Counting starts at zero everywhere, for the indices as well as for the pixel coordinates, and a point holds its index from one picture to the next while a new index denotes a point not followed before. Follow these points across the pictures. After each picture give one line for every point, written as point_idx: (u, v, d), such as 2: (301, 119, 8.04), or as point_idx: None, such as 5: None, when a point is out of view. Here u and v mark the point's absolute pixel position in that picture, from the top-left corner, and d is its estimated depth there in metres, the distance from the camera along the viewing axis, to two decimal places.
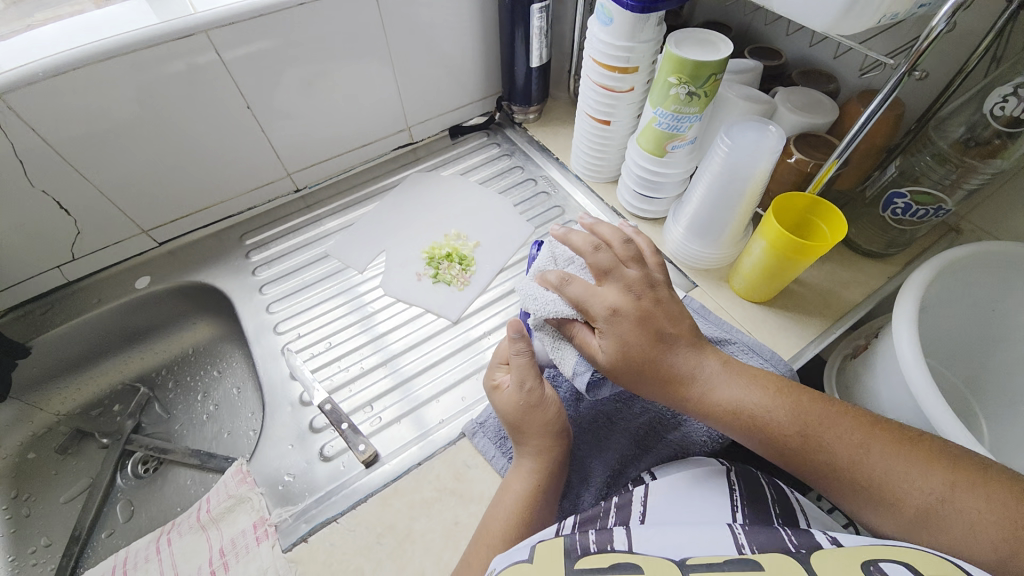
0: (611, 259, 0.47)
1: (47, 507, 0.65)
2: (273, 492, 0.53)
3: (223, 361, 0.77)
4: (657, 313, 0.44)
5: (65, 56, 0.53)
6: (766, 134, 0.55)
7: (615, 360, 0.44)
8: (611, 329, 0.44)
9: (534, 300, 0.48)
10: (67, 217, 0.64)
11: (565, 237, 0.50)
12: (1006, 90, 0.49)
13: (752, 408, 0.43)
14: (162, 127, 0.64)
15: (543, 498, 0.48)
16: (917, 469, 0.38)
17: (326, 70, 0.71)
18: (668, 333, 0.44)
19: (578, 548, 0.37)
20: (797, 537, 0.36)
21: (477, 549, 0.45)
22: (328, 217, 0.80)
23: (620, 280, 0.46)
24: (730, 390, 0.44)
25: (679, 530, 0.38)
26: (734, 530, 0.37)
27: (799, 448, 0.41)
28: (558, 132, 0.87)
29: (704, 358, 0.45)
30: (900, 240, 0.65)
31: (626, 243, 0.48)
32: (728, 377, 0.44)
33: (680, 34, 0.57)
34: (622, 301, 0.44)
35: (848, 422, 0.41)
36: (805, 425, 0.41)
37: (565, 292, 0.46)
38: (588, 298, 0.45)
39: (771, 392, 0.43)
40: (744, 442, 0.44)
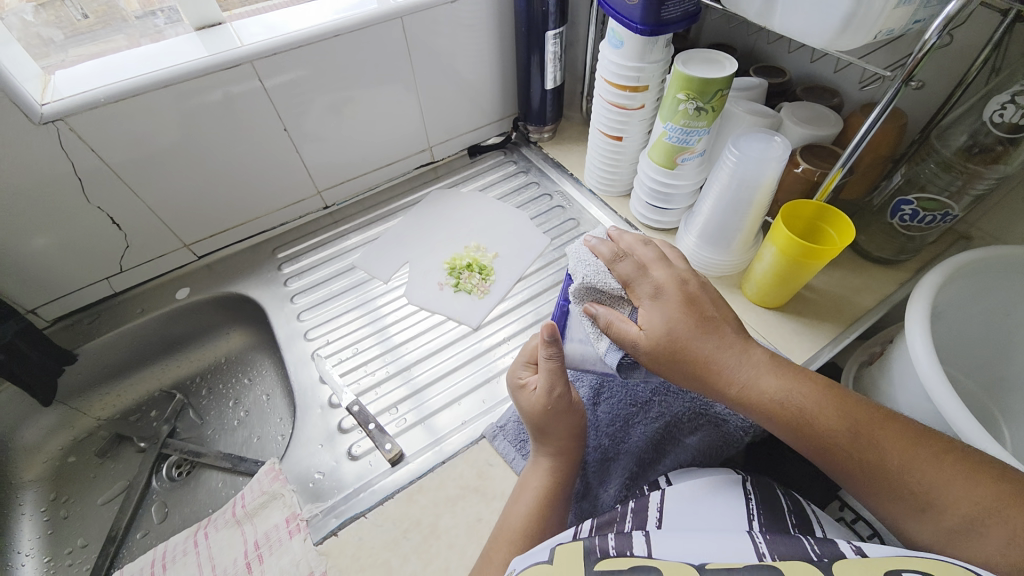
0: (662, 254, 0.50)
1: (85, 508, 0.68)
2: (303, 489, 0.56)
3: (253, 370, 0.80)
4: (701, 297, 0.47)
5: (124, 85, 0.59)
6: (772, 144, 0.58)
7: (655, 338, 0.45)
8: (656, 308, 0.46)
9: (585, 264, 0.49)
10: (118, 231, 0.69)
11: (618, 233, 0.53)
12: (1004, 98, 0.51)
13: (797, 400, 0.44)
14: (205, 149, 0.69)
15: (555, 505, 0.49)
16: (965, 478, 0.38)
17: (353, 96, 0.76)
18: (711, 317, 0.47)
19: (597, 548, 0.39)
20: (820, 546, 0.37)
21: (498, 545, 0.46)
22: (352, 232, 0.85)
23: (666, 268, 0.49)
24: (773, 382, 0.45)
25: (699, 536, 0.39)
26: (755, 538, 0.38)
27: (841, 443, 0.42)
28: (571, 150, 0.91)
29: (750, 350, 0.46)
30: (910, 246, 0.66)
31: (672, 252, 0.51)
32: (774, 370, 0.45)
33: (687, 54, 0.60)
34: (668, 282, 0.48)
35: (896, 426, 0.42)
36: (850, 423, 0.42)
37: (618, 267, 0.48)
38: (637, 276, 0.48)
39: (815, 389, 0.44)
40: (784, 435, 0.44)
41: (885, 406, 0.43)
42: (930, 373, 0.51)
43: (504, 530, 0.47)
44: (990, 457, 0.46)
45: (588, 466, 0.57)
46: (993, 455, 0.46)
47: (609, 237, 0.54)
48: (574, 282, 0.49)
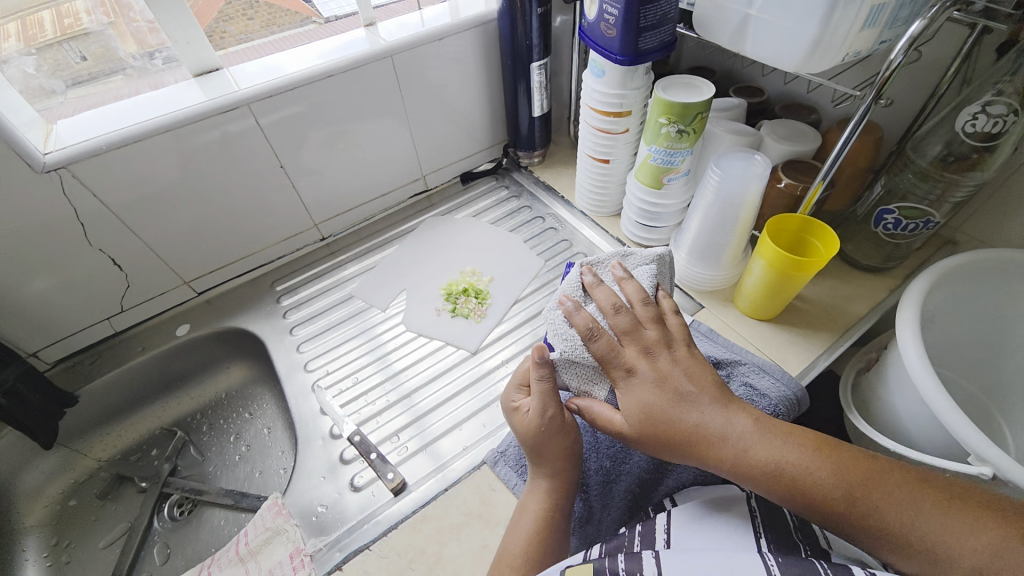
0: (634, 322, 0.50)
1: (87, 552, 0.67)
2: (307, 522, 0.55)
3: (254, 403, 0.81)
4: (675, 373, 0.47)
5: (125, 131, 0.61)
6: (752, 163, 0.60)
7: (637, 423, 0.47)
8: (631, 392, 0.48)
9: (562, 339, 0.52)
10: (119, 271, 0.71)
11: (593, 286, 0.53)
12: (974, 108, 0.53)
13: (792, 470, 0.42)
14: (204, 188, 0.71)
15: (554, 530, 0.49)
16: (966, 530, 0.38)
17: (346, 130, 0.78)
18: (688, 393, 0.46)
19: (608, 572, 0.41)
20: (834, 570, 0.37)
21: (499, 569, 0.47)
22: (349, 262, 0.86)
23: (639, 343, 0.49)
24: (764, 449, 0.43)
25: (707, 558, 0.39)
26: (765, 558, 0.38)
27: (843, 509, 0.41)
28: (561, 173, 0.93)
29: (735, 418, 0.45)
30: (897, 253, 0.68)
31: (647, 310, 0.51)
32: (763, 436, 0.44)
33: (666, 80, 0.63)
34: (639, 363, 0.48)
35: (891, 482, 0.41)
36: (848, 487, 0.41)
37: (592, 346, 0.49)
38: (611, 356, 0.49)
39: (807, 450, 0.43)
40: (783, 504, 0.43)
41: (875, 456, 0.43)
42: (925, 379, 0.52)
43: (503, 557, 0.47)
44: (989, 459, 0.47)
45: (590, 490, 0.56)
46: (992, 458, 0.46)
47: (587, 291, 0.54)
48: (554, 355, 0.52)
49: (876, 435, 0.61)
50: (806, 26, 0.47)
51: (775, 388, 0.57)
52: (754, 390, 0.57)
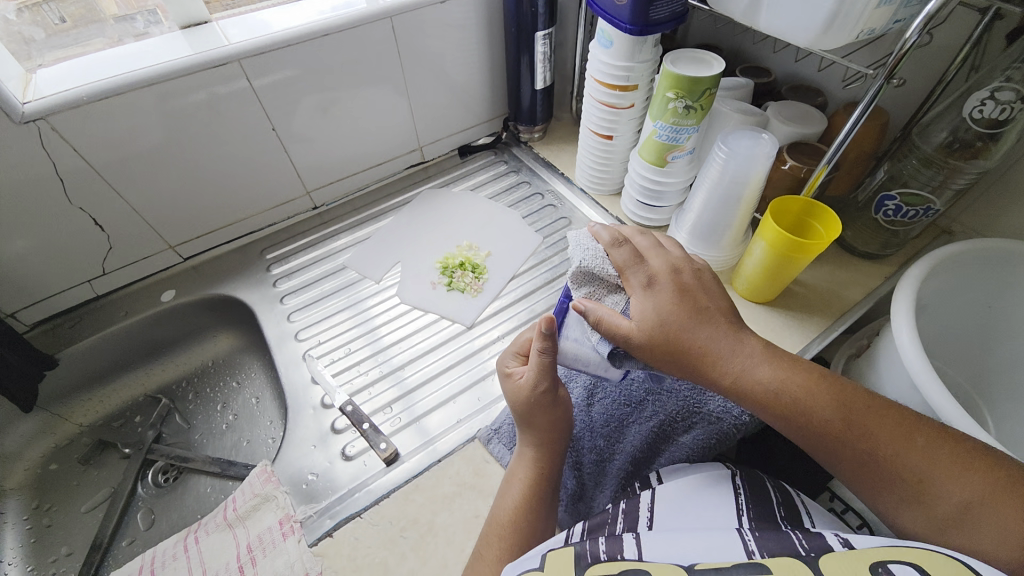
0: (654, 242, 0.52)
1: (68, 516, 0.66)
2: (296, 490, 0.55)
3: (241, 373, 0.79)
4: (693, 290, 0.48)
5: (107, 83, 0.58)
6: (759, 141, 0.59)
7: (649, 329, 0.46)
8: (647, 298, 0.48)
9: (584, 249, 0.51)
10: (101, 233, 0.68)
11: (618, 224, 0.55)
12: (983, 94, 0.53)
13: (795, 390, 0.44)
14: (190, 148, 0.68)
15: (540, 501, 0.49)
16: (954, 469, 0.38)
17: (341, 96, 0.75)
18: (704, 309, 0.47)
19: (588, 554, 0.39)
20: (808, 540, 0.37)
21: (488, 543, 0.46)
22: (341, 233, 0.84)
23: (661, 259, 0.51)
24: (769, 370, 0.45)
25: (687, 537, 0.39)
26: (744, 536, 0.38)
27: (841, 433, 0.42)
28: (562, 149, 0.92)
29: (744, 340, 0.47)
30: (894, 240, 0.68)
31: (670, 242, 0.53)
32: (769, 357, 0.46)
33: (675, 53, 0.61)
34: (659, 274, 0.49)
35: (889, 417, 0.42)
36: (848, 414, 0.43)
37: (615, 252, 0.50)
38: (632, 264, 0.49)
39: (809, 378, 0.45)
40: (779, 425, 0.45)
41: (878, 396, 0.44)
42: (917, 363, 0.52)
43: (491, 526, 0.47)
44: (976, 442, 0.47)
45: (584, 469, 0.57)
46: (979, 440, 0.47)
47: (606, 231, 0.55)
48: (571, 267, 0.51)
49: None
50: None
51: None
52: None
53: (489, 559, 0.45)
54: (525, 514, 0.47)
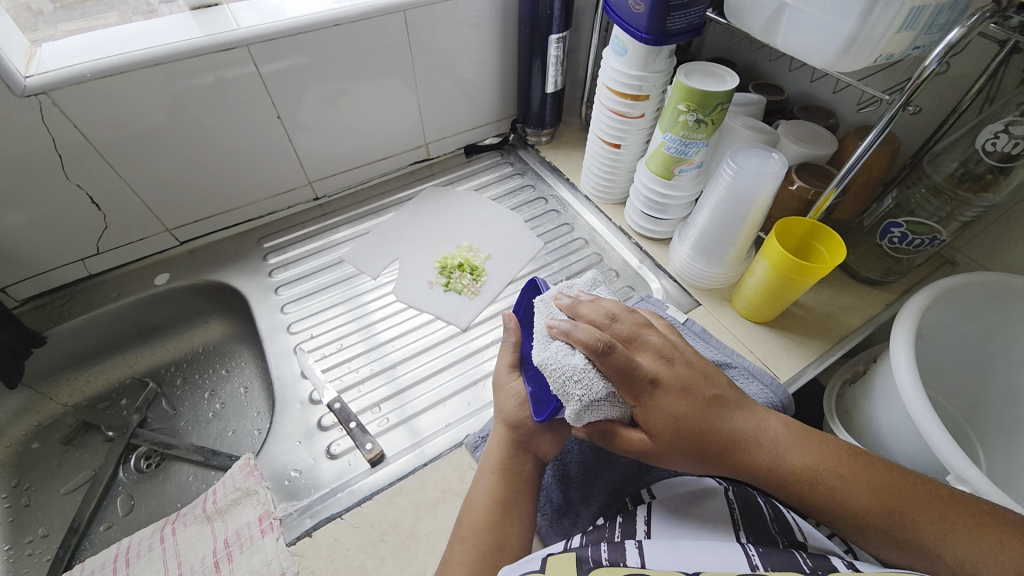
0: (633, 329, 0.47)
1: (47, 497, 0.65)
2: (278, 486, 0.54)
3: (231, 361, 0.78)
4: (693, 377, 0.46)
5: (112, 61, 0.57)
6: (769, 160, 0.58)
7: (672, 435, 0.44)
8: (659, 404, 0.44)
9: (577, 381, 0.43)
10: (98, 212, 0.67)
11: (569, 332, 0.45)
12: (997, 127, 0.52)
13: (827, 478, 0.44)
14: (193, 132, 0.67)
15: (513, 499, 0.49)
16: (989, 541, 0.39)
17: (350, 87, 0.75)
18: (714, 399, 0.46)
19: (589, 558, 0.39)
20: (812, 560, 0.37)
21: (455, 552, 0.46)
22: (342, 226, 0.83)
23: (650, 348, 0.46)
24: (795, 454, 0.45)
25: (691, 548, 0.39)
26: (748, 551, 0.38)
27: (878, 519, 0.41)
28: (569, 155, 0.91)
29: (769, 424, 0.47)
30: (897, 268, 0.67)
31: (638, 315, 0.49)
32: (797, 445, 0.46)
33: (689, 66, 0.61)
34: (661, 371, 0.45)
35: (921, 492, 0.42)
36: (885, 499, 0.42)
37: (602, 362, 0.43)
38: (630, 370, 0.43)
39: (841, 461, 0.44)
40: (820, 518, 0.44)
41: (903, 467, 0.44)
42: (914, 396, 0.51)
43: (462, 530, 0.47)
44: (968, 480, 0.47)
45: (571, 482, 0.56)
46: (972, 478, 0.46)
47: (564, 340, 0.45)
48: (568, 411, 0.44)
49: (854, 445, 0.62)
50: (844, 22, 0.45)
51: (763, 394, 0.56)
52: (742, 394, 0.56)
53: (456, 562, 0.45)
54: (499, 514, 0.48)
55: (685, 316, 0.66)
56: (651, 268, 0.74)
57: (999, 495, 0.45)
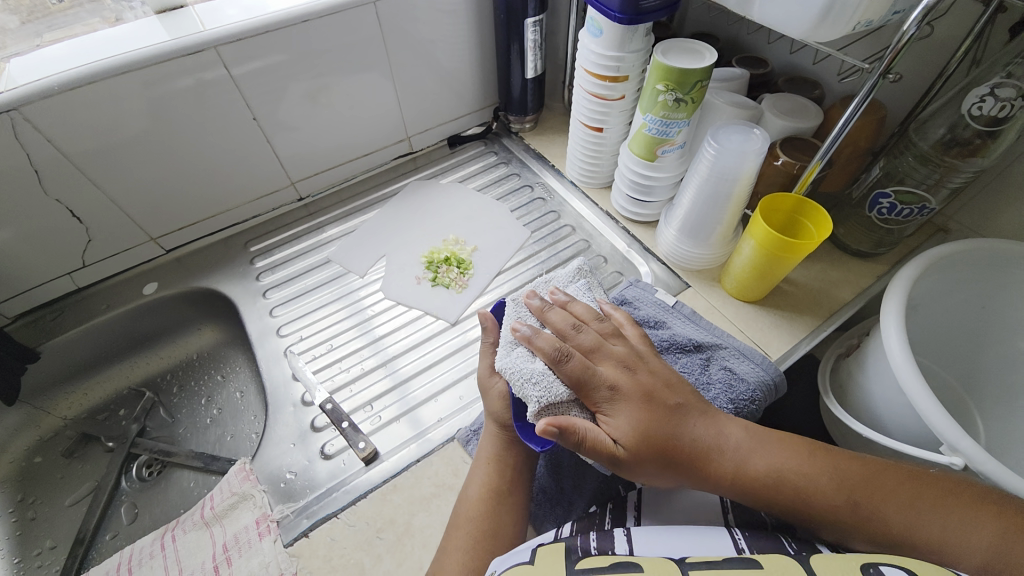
0: (597, 339, 0.48)
1: (52, 510, 0.66)
2: (275, 489, 0.55)
3: (226, 366, 0.79)
4: (655, 384, 0.46)
5: (80, 71, 0.56)
6: (751, 137, 0.57)
7: (634, 444, 0.43)
8: (620, 411, 0.44)
9: (534, 384, 0.45)
10: (79, 225, 0.66)
11: (530, 338, 0.48)
12: (983, 90, 0.51)
13: (791, 478, 0.43)
14: (169, 140, 0.66)
15: (507, 489, 0.50)
16: (966, 517, 0.40)
17: (328, 84, 0.73)
18: (676, 406, 0.45)
19: (578, 549, 0.39)
20: (798, 546, 0.38)
21: (450, 548, 0.46)
22: (330, 224, 0.82)
23: (611, 358, 0.47)
24: (758, 458, 0.44)
25: (679, 535, 0.39)
26: (734, 535, 0.39)
27: (851, 513, 0.41)
28: (553, 140, 0.90)
29: (730, 429, 0.46)
30: (888, 239, 0.66)
31: (606, 325, 0.50)
32: (760, 448, 0.45)
33: (667, 43, 0.59)
34: (620, 379, 0.46)
35: (887, 480, 0.43)
36: (851, 492, 0.42)
37: (561, 369, 0.45)
38: (587, 377, 0.45)
39: (804, 457, 0.44)
40: (794, 520, 0.43)
41: (864, 456, 0.45)
42: (904, 368, 0.51)
43: (460, 520, 0.48)
44: (961, 450, 0.47)
45: (564, 470, 0.55)
46: (964, 448, 0.46)
47: (525, 344, 0.48)
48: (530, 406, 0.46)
49: (848, 419, 0.62)
50: None
51: (754, 373, 0.56)
52: (732, 374, 0.56)
53: (451, 552, 0.46)
54: (500, 507, 0.49)
55: (674, 300, 0.65)
56: (639, 252, 0.74)
57: (991, 463, 0.45)
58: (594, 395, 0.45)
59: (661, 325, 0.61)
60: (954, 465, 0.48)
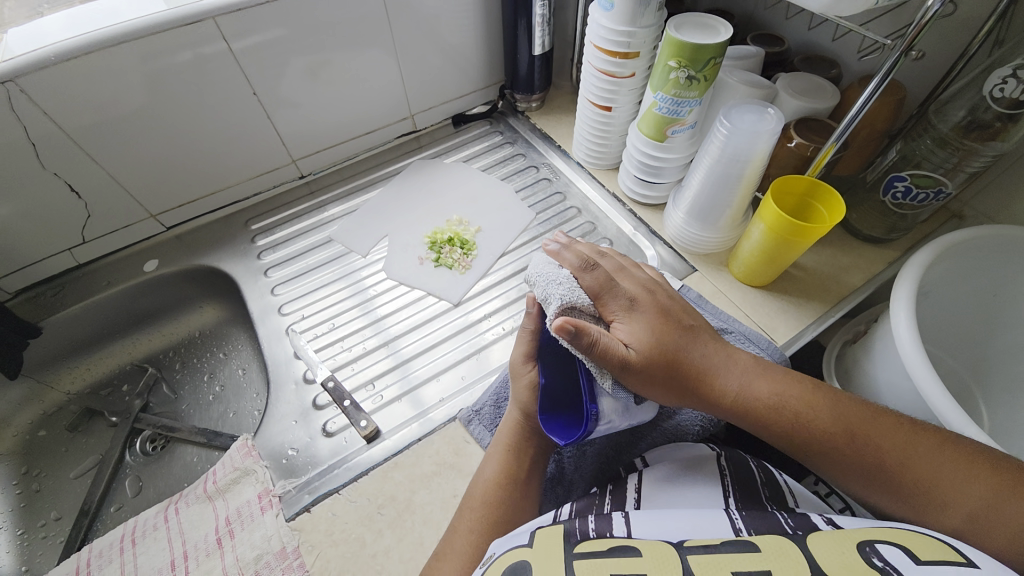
0: (620, 265, 0.50)
1: (57, 482, 0.67)
2: (277, 465, 0.55)
3: (228, 344, 0.79)
4: (671, 308, 0.47)
5: (76, 40, 0.55)
6: (764, 117, 0.55)
7: (645, 352, 0.43)
8: (634, 323, 0.44)
9: (558, 285, 0.44)
10: (79, 201, 0.65)
11: (557, 252, 0.47)
12: (1006, 71, 0.49)
13: (791, 406, 0.44)
14: (168, 115, 0.65)
15: (519, 475, 0.49)
16: (962, 475, 0.39)
17: (329, 59, 0.71)
18: (689, 327, 0.46)
19: (577, 532, 0.39)
20: (793, 520, 0.38)
21: (458, 530, 0.47)
22: (332, 203, 0.81)
23: (631, 280, 0.48)
24: (761, 385, 0.45)
25: (676, 518, 0.39)
26: (731, 516, 0.39)
27: (840, 448, 0.42)
28: (560, 120, 0.88)
29: (738, 356, 0.47)
30: (901, 225, 0.65)
31: (625, 258, 0.52)
32: (765, 376, 0.46)
33: (680, 18, 0.57)
34: (640, 295, 0.46)
35: (888, 427, 0.42)
36: (848, 425, 0.43)
37: (585, 277, 0.45)
38: (608, 288, 0.45)
39: (807, 392, 0.45)
40: (785, 448, 0.44)
41: (871, 402, 0.45)
42: (912, 355, 0.50)
43: (473, 500, 0.48)
44: (967, 437, 0.46)
45: (565, 451, 0.55)
46: (970, 435, 0.46)
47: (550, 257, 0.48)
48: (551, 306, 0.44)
49: None
50: None
51: (759, 358, 0.55)
52: None
53: (463, 532, 0.46)
54: (503, 487, 0.48)
55: (679, 283, 0.65)
56: (645, 235, 0.72)
57: None
58: (611, 308, 0.45)
59: None
60: None
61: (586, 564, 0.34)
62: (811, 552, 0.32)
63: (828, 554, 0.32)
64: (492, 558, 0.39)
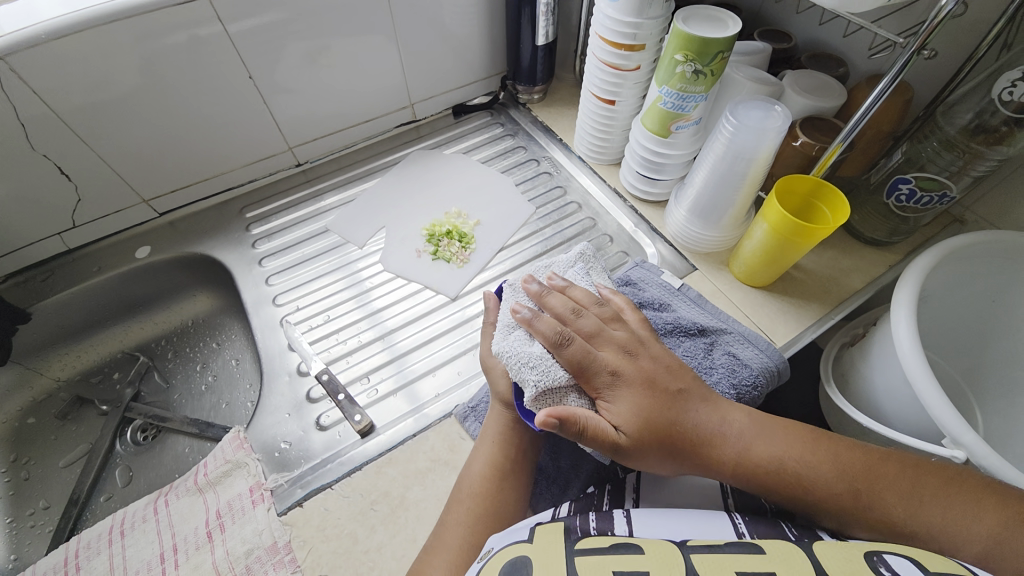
0: (597, 323, 0.47)
1: (47, 470, 0.66)
2: (269, 458, 0.54)
3: (222, 334, 0.78)
4: (656, 371, 0.45)
5: (68, 18, 0.53)
6: (771, 113, 0.54)
7: (636, 431, 0.42)
8: (620, 398, 0.43)
9: (531, 367, 0.44)
10: (68, 183, 0.64)
11: (530, 320, 0.46)
12: (1015, 75, 0.48)
13: (794, 464, 0.43)
14: (161, 99, 0.63)
15: (510, 469, 0.50)
16: (969, 509, 0.39)
17: (328, 44, 0.70)
18: (677, 393, 0.45)
19: (577, 529, 0.38)
20: (799, 531, 0.39)
21: (448, 519, 0.47)
22: (329, 192, 0.80)
23: (611, 343, 0.46)
24: (759, 446, 0.44)
25: (680, 518, 0.39)
26: (735, 520, 0.39)
27: (851, 502, 0.41)
28: (562, 113, 0.86)
29: (730, 416, 0.46)
30: (904, 228, 0.64)
31: (606, 310, 0.49)
32: (761, 434, 0.45)
33: (688, 10, 0.56)
34: (622, 364, 0.45)
35: (890, 469, 0.42)
36: (852, 477, 0.42)
37: (561, 353, 0.44)
38: (589, 361, 0.44)
39: (807, 446, 0.44)
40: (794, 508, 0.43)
41: (869, 445, 0.45)
42: (912, 361, 0.50)
43: (461, 494, 0.48)
44: (964, 444, 0.46)
45: (560, 451, 0.55)
46: (968, 442, 0.46)
47: (524, 327, 0.47)
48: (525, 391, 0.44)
49: (848, 409, 0.61)
50: None
51: (758, 359, 0.55)
52: (736, 359, 0.55)
53: (455, 526, 0.46)
54: (496, 483, 0.48)
55: (680, 282, 0.64)
56: (646, 233, 0.72)
57: (994, 458, 0.45)
58: (595, 379, 0.44)
59: (667, 308, 0.60)
60: (954, 458, 0.47)
61: (585, 562, 0.33)
62: (816, 559, 0.32)
63: (835, 561, 0.32)
64: (491, 554, 0.39)
